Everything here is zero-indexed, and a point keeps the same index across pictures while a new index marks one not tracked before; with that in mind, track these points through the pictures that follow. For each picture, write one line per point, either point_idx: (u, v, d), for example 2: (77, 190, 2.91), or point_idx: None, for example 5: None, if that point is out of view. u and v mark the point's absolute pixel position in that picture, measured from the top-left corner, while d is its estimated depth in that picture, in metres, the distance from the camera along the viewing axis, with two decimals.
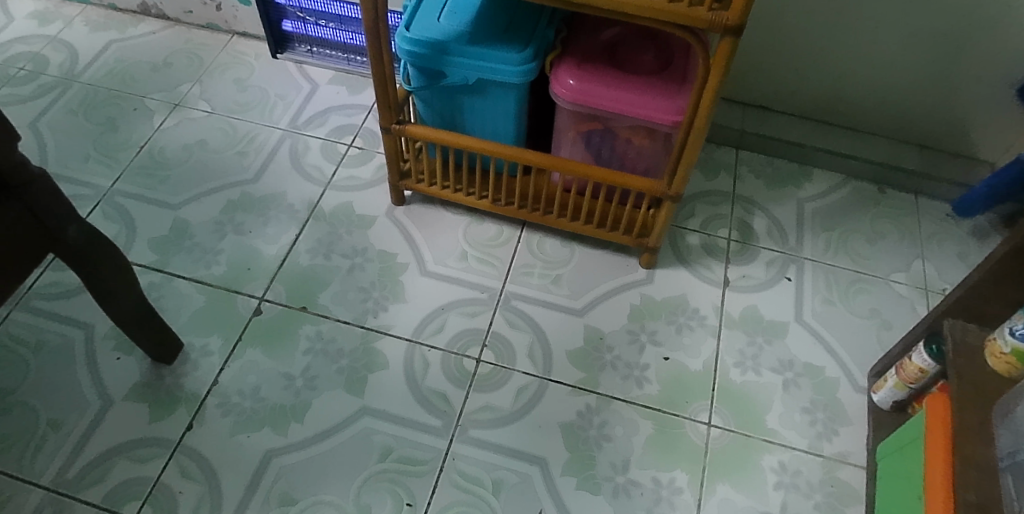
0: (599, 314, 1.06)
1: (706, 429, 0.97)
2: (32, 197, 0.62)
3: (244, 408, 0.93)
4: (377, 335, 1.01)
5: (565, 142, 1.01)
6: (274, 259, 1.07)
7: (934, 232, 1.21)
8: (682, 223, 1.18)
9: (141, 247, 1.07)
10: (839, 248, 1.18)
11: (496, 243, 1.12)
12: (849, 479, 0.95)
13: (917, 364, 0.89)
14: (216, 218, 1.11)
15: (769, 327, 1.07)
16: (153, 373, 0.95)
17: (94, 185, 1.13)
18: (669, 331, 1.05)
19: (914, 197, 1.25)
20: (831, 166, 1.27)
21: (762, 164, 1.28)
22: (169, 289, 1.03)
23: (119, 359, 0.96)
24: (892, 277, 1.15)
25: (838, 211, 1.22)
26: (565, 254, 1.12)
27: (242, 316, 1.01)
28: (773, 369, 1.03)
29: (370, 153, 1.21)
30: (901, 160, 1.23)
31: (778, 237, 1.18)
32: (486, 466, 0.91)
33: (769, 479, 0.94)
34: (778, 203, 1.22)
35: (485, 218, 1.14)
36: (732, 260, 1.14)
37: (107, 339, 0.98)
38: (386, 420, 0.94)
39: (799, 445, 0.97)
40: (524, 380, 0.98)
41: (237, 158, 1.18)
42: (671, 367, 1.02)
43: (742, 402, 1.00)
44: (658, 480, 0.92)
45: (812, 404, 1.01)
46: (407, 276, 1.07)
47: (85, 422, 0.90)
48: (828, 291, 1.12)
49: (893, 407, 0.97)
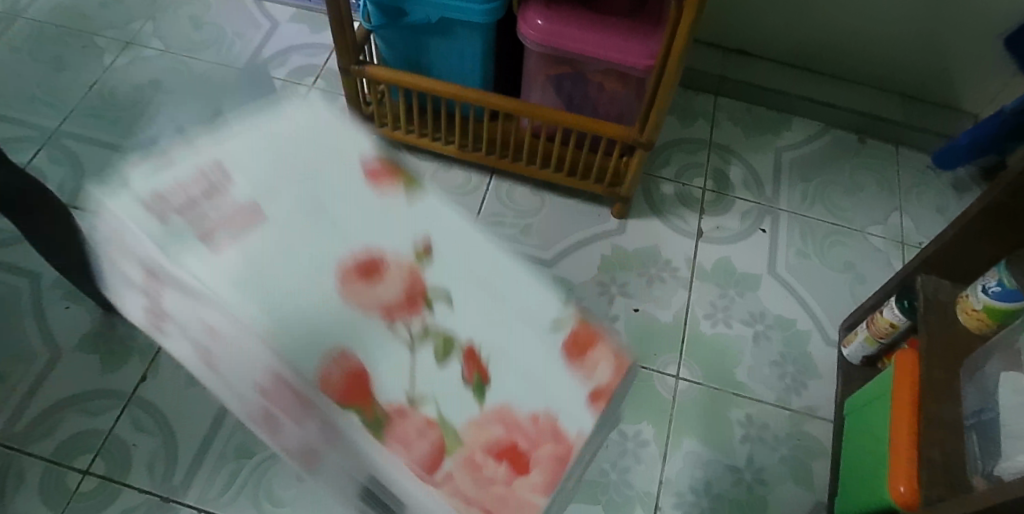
0: (570, 264, 1.04)
1: (674, 382, 0.96)
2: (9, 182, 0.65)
3: None
4: None
5: (535, 87, 0.97)
6: None
7: (913, 184, 1.19)
8: (656, 172, 1.15)
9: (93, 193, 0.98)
10: (816, 200, 1.16)
11: (464, 191, 1.07)
12: (815, 432, 0.95)
13: (888, 319, 0.89)
14: None
15: (742, 279, 1.06)
16: (105, 323, 0.88)
17: (40, 126, 1.04)
18: (640, 283, 1.04)
19: (894, 148, 1.23)
20: (811, 115, 1.24)
21: (741, 112, 1.24)
22: None
23: (69, 308, 0.89)
24: (868, 230, 1.14)
25: (817, 161, 1.20)
26: (535, 204, 1.08)
27: None
28: (744, 322, 1.03)
29: (333, 94, 1.12)
30: (882, 111, 1.20)
31: (753, 187, 1.16)
32: None
33: (736, 432, 0.94)
34: (756, 153, 1.20)
35: (454, 165, 1.09)
36: (706, 211, 1.12)
37: (55, 288, 0.90)
38: None
39: (767, 398, 0.97)
40: None
41: (194, 99, 1.09)
42: (641, 319, 1.01)
43: (712, 354, 0.99)
44: (623, 433, 0.91)
45: (782, 357, 1.01)
46: None
47: (33, 374, 0.84)
48: (802, 243, 1.11)
49: (863, 361, 0.97)
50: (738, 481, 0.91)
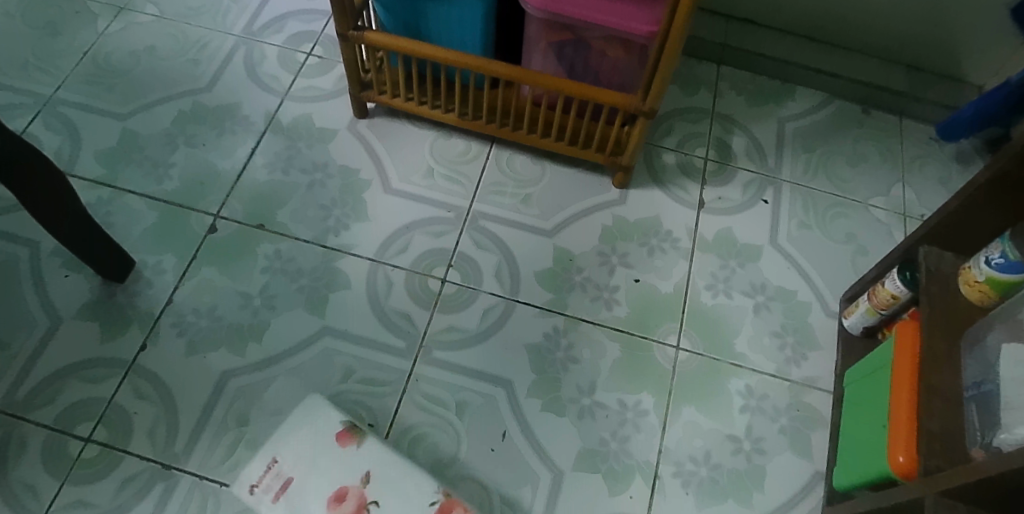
0: (571, 235, 1.02)
1: (674, 352, 0.96)
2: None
3: (201, 327, 0.87)
4: (339, 254, 0.94)
5: (536, 54, 0.95)
6: (230, 174, 0.98)
7: (916, 155, 1.18)
8: (658, 142, 1.14)
9: (89, 161, 0.97)
10: (819, 171, 1.15)
11: (464, 159, 1.05)
12: (814, 402, 0.96)
13: (889, 290, 0.89)
14: (168, 130, 1.01)
15: (743, 251, 1.06)
16: (103, 292, 0.88)
17: (35, 94, 1.02)
18: (641, 253, 1.03)
19: (898, 119, 1.21)
20: (815, 85, 1.22)
21: (744, 81, 1.22)
22: (119, 205, 0.94)
23: (67, 277, 0.89)
24: (870, 202, 1.13)
25: (820, 132, 1.19)
26: (536, 173, 1.07)
27: (196, 234, 0.93)
28: (744, 293, 1.02)
29: (331, 62, 1.10)
30: (887, 81, 1.19)
31: (756, 157, 1.14)
32: (451, 387, 0.88)
33: (735, 402, 0.94)
34: (758, 122, 1.18)
35: (453, 133, 1.07)
36: (708, 181, 1.11)
37: (54, 256, 0.90)
38: (349, 340, 0.89)
39: (767, 369, 0.97)
40: (492, 300, 0.94)
41: (190, 66, 1.07)
42: (641, 290, 1.00)
43: (712, 325, 0.99)
44: (623, 403, 0.91)
45: (782, 328, 1.00)
46: (370, 194, 0.99)
47: (33, 343, 0.84)
48: (804, 214, 1.10)
49: (863, 333, 0.97)
50: (737, 451, 0.91)
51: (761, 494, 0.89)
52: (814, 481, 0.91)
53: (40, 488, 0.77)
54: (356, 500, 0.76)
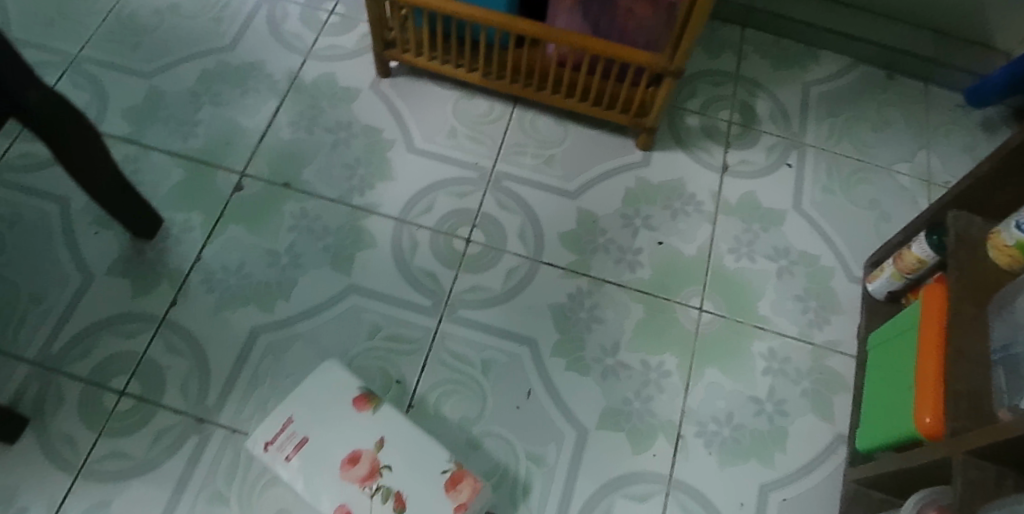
0: (594, 197, 1.02)
1: (697, 314, 0.96)
2: (34, 101, 0.64)
3: (229, 284, 0.89)
4: (365, 214, 0.94)
5: (561, 12, 0.94)
6: (254, 132, 0.98)
7: (942, 122, 1.16)
8: (682, 104, 1.13)
9: (115, 119, 0.98)
10: (843, 137, 1.13)
11: (487, 120, 1.04)
12: (836, 366, 0.96)
13: (916, 254, 0.88)
14: (192, 88, 1.01)
15: (767, 215, 1.05)
16: (133, 249, 0.90)
17: (59, 52, 1.02)
18: (664, 216, 1.02)
19: (924, 85, 1.19)
20: (840, 50, 1.20)
21: (769, 44, 1.20)
22: (146, 163, 0.95)
23: (97, 234, 0.91)
24: (894, 168, 1.11)
25: (845, 97, 1.17)
26: (559, 134, 1.06)
27: (222, 193, 0.94)
28: (768, 257, 1.02)
29: (354, 20, 1.09)
30: (914, 46, 1.16)
31: (780, 121, 1.13)
32: (476, 346, 0.88)
33: (758, 364, 0.94)
34: (783, 86, 1.16)
35: (476, 93, 1.06)
36: (732, 144, 1.10)
37: (84, 213, 0.92)
38: (374, 298, 0.89)
39: (790, 332, 0.97)
40: (515, 261, 0.94)
41: (213, 24, 1.06)
42: (665, 253, 0.99)
43: (735, 288, 0.99)
44: (646, 364, 0.91)
45: (805, 292, 1.00)
46: (393, 153, 0.99)
47: (67, 296, 0.87)
48: (828, 179, 1.09)
49: (887, 297, 0.97)
50: (759, 412, 0.91)
51: (783, 455, 0.89)
52: (837, 443, 0.91)
53: (79, 439, 0.80)
54: (370, 465, 0.72)
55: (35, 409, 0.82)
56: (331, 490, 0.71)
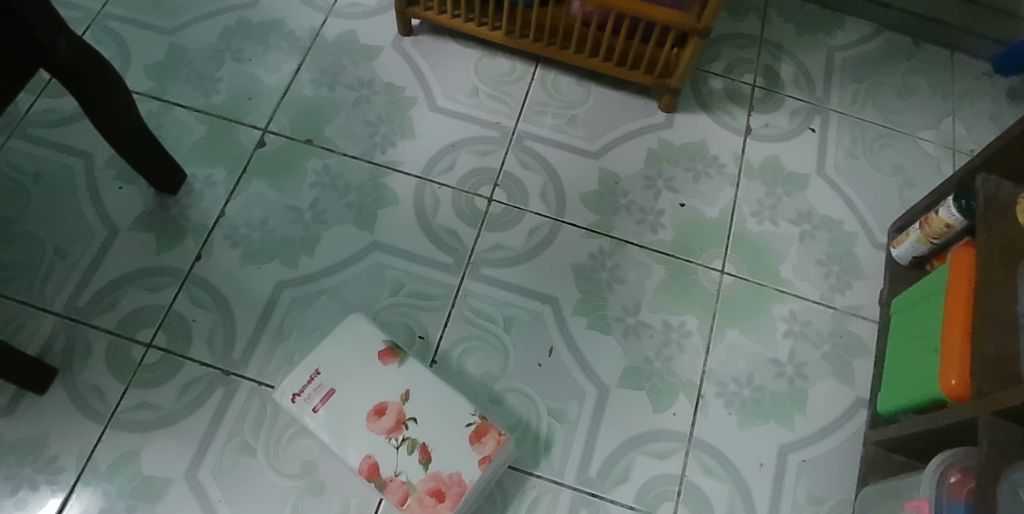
0: (616, 157, 1.01)
1: (719, 276, 0.95)
2: (63, 51, 0.64)
3: (254, 240, 0.90)
4: (386, 171, 0.95)
5: None
6: (276, 89, 0.99)
7: (967, 90, 1.13)
8: (705, 67, 1.11)
9: (137, 75, 0.98)
10: (867, 102, 1.11)
11: (509, 79, 1.04)
12: (857, 330, 0.95)
13: (943, 218, 0.86)
14: (214, 45, 1.01)
15: (789, 178, 1.03)
16: (157, 204, 0.91)
17: (83, 7, 1.02)
18: (686, 178, 1.01)
19: (949, 53, 1.16)
20: (864, 15, 1.17)
21: (793, 9, 1.18)
22: (169, 118, 0.96)
23: (121, 189, 0.92)
24: (919, 135, 1.09)
25: (869, 63, 1.14)
26: (581, 94, 1.04)
27: (246, 148, 0.95)
28: (791, 221, 1.00)
29: None
30: (940, 12, 1.13)
31: (804, 86, 1.11)
32: (498, 302, 0.90)
33: (779, 327, 0.93)
34: (807, 51, 1.14)
35: (498, 52, 1.05)
36: (756, 108, 1.08)
37: (108, 168, 0.93)
38: (397, 256, 0.91)
39: (811, 296, 0.96)
40: (537, 221, 0.95)
41: None
42: (687, 214, 0.99)
43: (756, 251, 0.98)
44: (668, 323, 0.92)
45: (827, 256, 0.99)
46: (415, 111, 1.00)
47: (93, 250, 0.88)
48: (852, 144, 1.07)
49: (911, 262, 0.95)
50: (780, 375, 0.91)
51: (804, 418, 0.88)
52: (856, 407, 0.90)
53: (107, 390, 0.82)
54: (396, 417, 0.74)
55: (64, 360, 0.83)
56: (357, 440, 0.73)
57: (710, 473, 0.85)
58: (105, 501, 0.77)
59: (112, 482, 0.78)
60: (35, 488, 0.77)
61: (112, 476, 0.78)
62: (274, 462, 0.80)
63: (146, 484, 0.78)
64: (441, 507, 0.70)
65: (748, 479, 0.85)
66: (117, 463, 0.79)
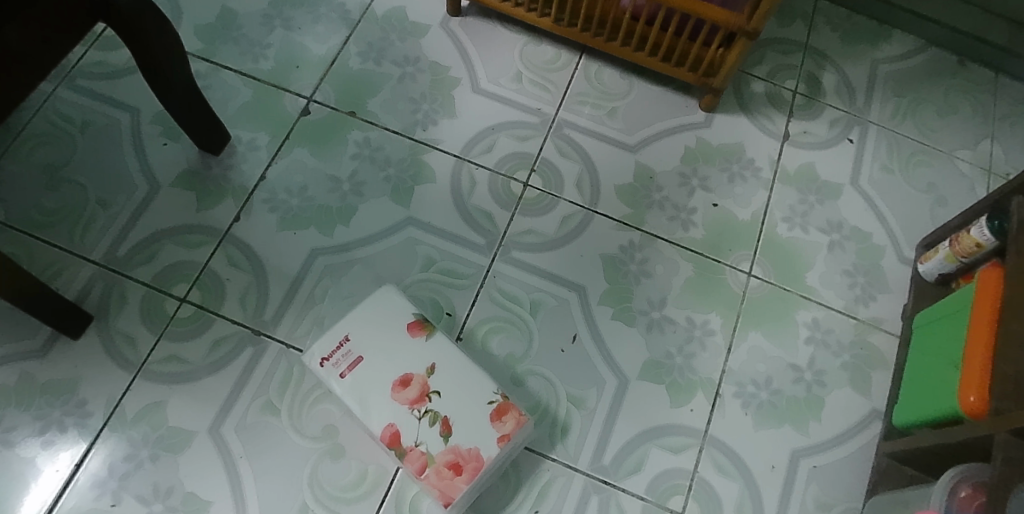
0: (652, 152, 1.01)
1: (745, 278, 0.95)
2: (125, 6, 0.66)
3: (291, 206, 0.92)
4: (425, 148, 0.97)
5: None
6: (323, 59, 1.00)
7: (1008, 113, 1.11)
8: (748, 69, 1.10)
9: (188, 34, 1.00)
10: (907, 117, 1.09)
11: (554, 67, 1.04)
12: (880, 344, 0.94)
13: (975, 238, 0.84)
14: (265, 11, 1.02)
15: (824, 187, 1.03)
16: (200, 163, 0.93)
17: None
18: (721, 178, 1.01)
19: (994, 74, 1.14)
20: (911, 29, 1.15)
21: (841, 18, 1.16)
22: (217, 80, 0.98)
23: (165, 145, 0.94)
24: (956, 154, 1.07)
25: (913, 78, 1.12)
26: (623, 87, 1.05)
27: (290, 115, 0.97)
28: (821, 229, 1.00)
29: None
30: (988, 33, 1.11)
31: (845, 95, 1.10)
32: (526, 286, 0.91)
33: (801, 333, 0.93)
34: (851, 60, 1.13)
35: (544, 39, 1.06)
36: (796, 114, 1.07)
37: (153, 124, 0.95)
38: (430, 232, 0.93)
39: (835, 305, 0.96)
40: (570, 209, 0.96)
41: None
42: (719, 214, 0.99)
43: (785, 255, 0.98)
44: (692, 320, 0.92)
45: (854, 267, 0.98)
46: (458, 91, 1.01)
47: (134, 203, 0.90)
48: (888, 158, 1.06)
49: (937, 279, 0.93)
50: (798, 380, 0.91)
51: (818, 424, 0.89)
52: (872, 418, 0.90)
53: (139, 341, 0.84)
54: (420, 389, 0.76)
55: (99, 308, 0.85)
56: (381, 408, 0.75)
57: (722, 472, 0.86)
58: (129, 448, 0.80)
59: (138, 430, 0.81)
60: (64, 430, 0.80)
61: (138, 424, 0.81)
62: (298, 423, 0.82)
63: (170, 434, 0.81)
64: (458, 480, 0.72)
65: (760, 480, 0.86)
66: (144, 412, 0.81)
